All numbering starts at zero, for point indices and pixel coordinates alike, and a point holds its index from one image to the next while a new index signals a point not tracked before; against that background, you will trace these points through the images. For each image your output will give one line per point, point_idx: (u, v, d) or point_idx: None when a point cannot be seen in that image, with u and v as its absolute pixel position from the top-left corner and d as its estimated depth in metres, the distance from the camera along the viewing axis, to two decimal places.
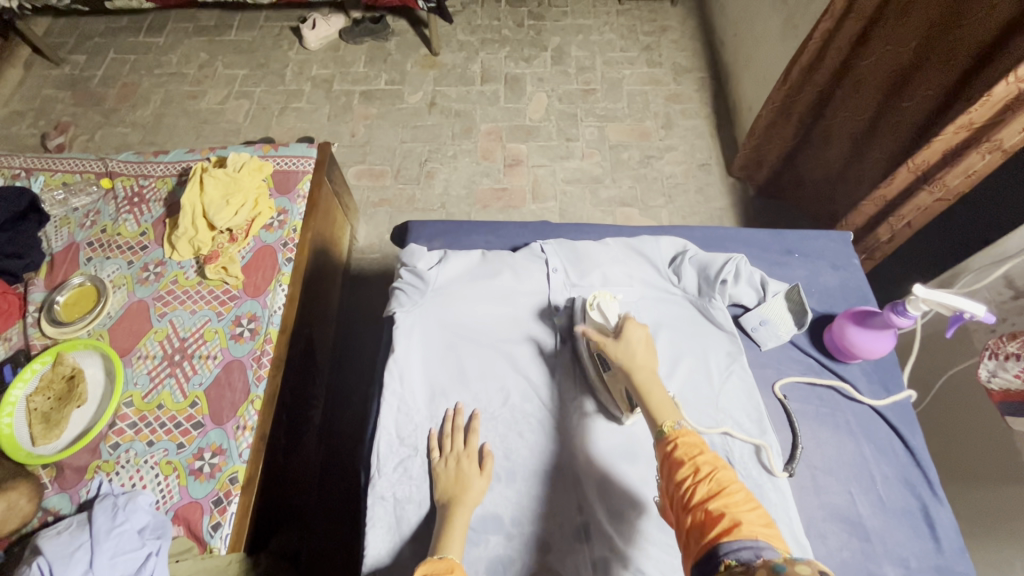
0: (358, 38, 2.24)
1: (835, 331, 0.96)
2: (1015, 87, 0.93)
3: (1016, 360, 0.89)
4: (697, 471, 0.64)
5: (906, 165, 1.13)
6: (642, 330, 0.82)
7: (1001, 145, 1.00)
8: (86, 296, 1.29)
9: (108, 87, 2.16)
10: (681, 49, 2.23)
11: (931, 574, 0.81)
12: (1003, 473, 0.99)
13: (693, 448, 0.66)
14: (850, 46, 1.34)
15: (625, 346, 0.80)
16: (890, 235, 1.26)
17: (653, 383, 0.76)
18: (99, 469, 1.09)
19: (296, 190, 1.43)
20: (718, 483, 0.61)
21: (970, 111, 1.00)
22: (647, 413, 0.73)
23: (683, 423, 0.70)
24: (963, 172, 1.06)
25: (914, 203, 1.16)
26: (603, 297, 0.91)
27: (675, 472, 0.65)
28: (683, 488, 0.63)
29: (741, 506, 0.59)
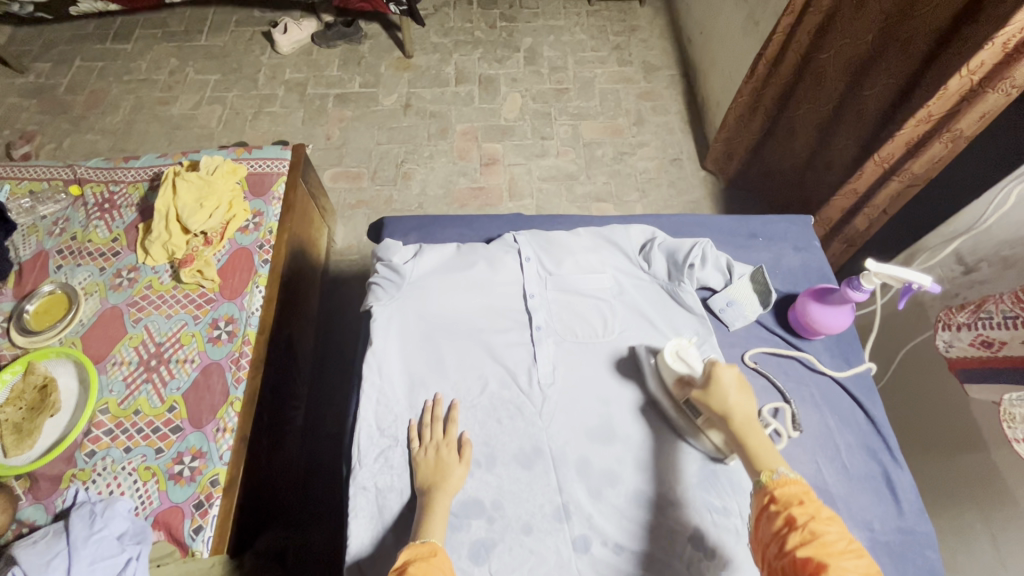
0: (331, 42, 2.24)
1: (798, 310, 1.00)
2: (967, 80, 0.98)
3: (968, 329, 0.94)
4: (791, 521, 0.62)
5: (873, 159, 1.16)
6: (732, 371, 0.80)
7: (961, 134, 1.04)
8: (57, 304, 1.27)
9: (75, 95, 2.12)
10: (650, 48, 2.28)
11: (895, 535, 0.85)
12: (961, 439, 1.04)
13: (792, 497, 0.65)
14: (810, 39, 1.40)
15: (716, 393, 0.78)
16: (867, 224, 1.28)
17: (749, 430, 0.74)
18: (75, 478, 1.07)
19: (271, 192, 1.42)
20: (811, 532, 0.60)
21: (928, 104, 1.03)
22: (745, 458, 0.72)
23: (782, 471, 0.68)
24: (927, 161, 1.10)
25: (884, 192, 1.19)
26: (682, 345, 0.88)
27: (770, 524, 0.64)
28: (778, 539, 0.62)
29: (839, 556, 0.58)
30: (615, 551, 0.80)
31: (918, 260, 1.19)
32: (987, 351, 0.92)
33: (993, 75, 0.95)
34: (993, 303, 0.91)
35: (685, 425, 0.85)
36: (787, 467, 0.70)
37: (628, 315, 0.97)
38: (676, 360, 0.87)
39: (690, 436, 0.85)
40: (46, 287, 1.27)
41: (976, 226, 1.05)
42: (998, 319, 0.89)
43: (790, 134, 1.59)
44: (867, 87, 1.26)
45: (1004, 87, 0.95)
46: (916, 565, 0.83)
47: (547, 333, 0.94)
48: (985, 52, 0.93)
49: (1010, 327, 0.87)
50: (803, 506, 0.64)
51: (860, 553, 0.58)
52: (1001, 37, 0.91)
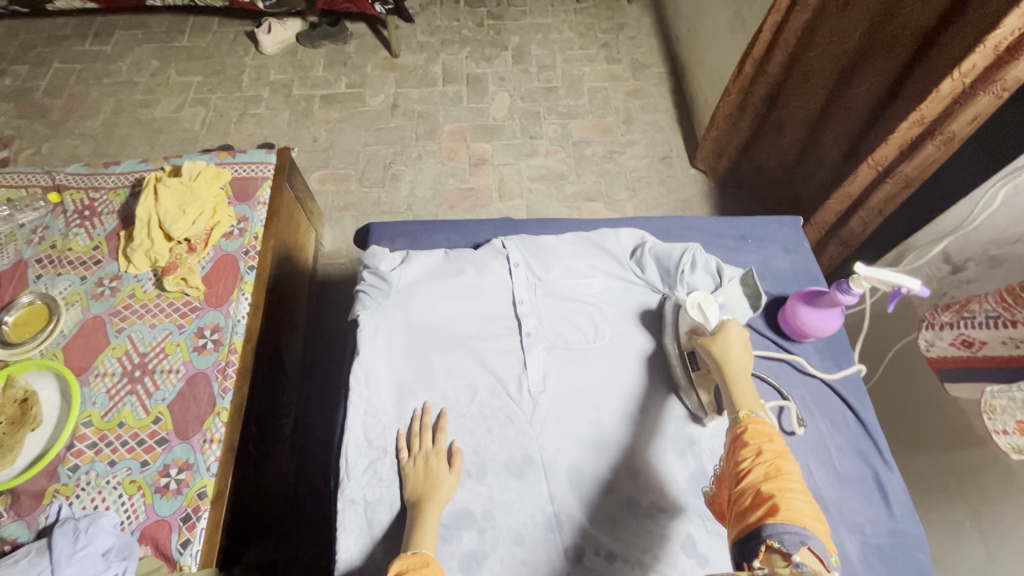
0: (317, 42, 2.21)
1: (788, 312, 1.00)
2: (959, 82, 0.97)
3: (950, 328, 0.95)
4: (758, 454, 0.65)
5: (866, 162, 1.17)
6: (743, 331, 0.82)
7: (953, 136, 1.03)
8: (37, 315, 1.24)
9: (54, 98, 2.08)
10: (638, 46, 2.27)
11: (886, 538, 0.85)
12: (951, 439, 1.05)
13: (764, 436, 0.67)
14: (797, 38, 1.39)
15: (721, 342, 0.80)
16: (862, 226, 1.29)
17: (742, 377, 0.76)
18: (58, 493, 1.05)
19: (256, 197, 1.40)
20: (775, 467, 0.63)
21: (921, 107, 1.03)
22: (728, 399, 0.74)
23: (760, 413, 0.70)
24: (921, 163, 1.10)
25: (880, 195, 1.20)
26: (703, 297, 0.90)
27: (737, 453, 0.67)
28: (740, 466, 0.65)
29: (797, 493, 0.60)
30: (608, 561, 0.79)
31: (907, 258, 1.20)
32: (968, 351, 0.92)
33: (985, 77, 0.95)
34: (977, 303, 0.91)
35: (683, 380, 0.88)
36: (764, 412, 0.71)
37: (618, 319, 0.96)
38: (696, 310, 0.89)
39: (682, 391, 0.88)
40: (26, 296, 1.24)
41: (965, 225, 1.05)
42: (980, 319, 0.90)
43: (780, 132, 1.59)
44: (856, 85, 1.26)
45: (995, 89, 0.95)
46: (906, 566, 0.83)
47: (537, 340, 0.93)
48: (977, 54, 0.93)
49: (990, 327, 0.88)
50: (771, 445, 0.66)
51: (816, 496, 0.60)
52: (993, 39, 0.90)
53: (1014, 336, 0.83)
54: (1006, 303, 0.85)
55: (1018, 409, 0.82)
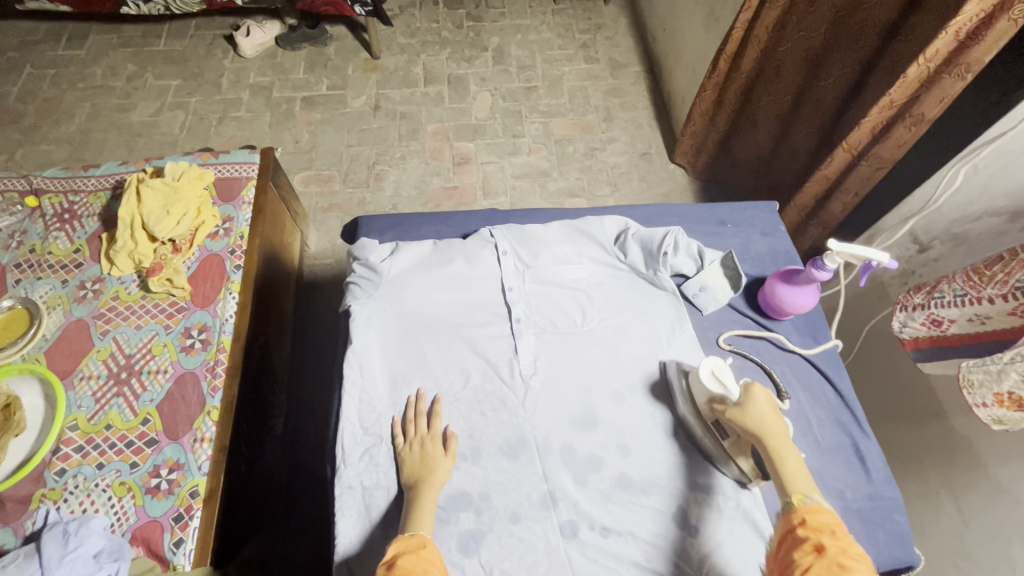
0: (296, 45, 2.20)
1: (767, 293, 1.03)
2: (925, 68, 1.01)
3: (921, 309, 1.00)
4: (819, 548, 0.63)
5: (842, 146, 1.21)
6: (768, 392, 0.80)
7: (922, 118, 1.08)
8: (17, 320, 1.21)
9: (26, 104, 2.04)
10: (616, 45, 2.32)
11: (866, 502, 0.89)
12: (925, 409, 1.10)
13: (822, 525, 0.65)
14: (768, 34, 1.43)
15: (752, 413, 0.77)
16: (841, 209, 1.33)
17: (787, 451, 0.74)
18: (45, 498, 1.03)
19: (241, 196, 1.40)
20: (839, 564, 0.61)
21: (890, 92, 1.07)
22: (777, 481, 0.72)
23: (814, 498, 0.69)
24: (894, 143, 1.14)
25: (856, 176, 1.24)
26: (718, 365, 0.86)
27: (794, 545, 0.65)
28: (800, 562, 0.63)
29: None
30: (602, 534, 0.81)
31: (878, 240, 1.25)
32: (938, 330, 0.98)
33: (949, 61, 0.99)
34: (945, 284, 0.96)
35: (714, 449, 0.84)
36: (819, 495, 0.70)
37: (605, 303, 0.99)
38: (712, 380, 0.85)
39: (721, 463, 0.84)
40: (8, 300, 1.22)
41: (929, 206, 1.10)
42: (949, 299, 0.95)
43: (753, 125, 1.64)
44: (823, 78, 1.32)
45: (959, 72, 0.98)
46: (886, 529, 0.87)
47: (527, 325, 0.95)
48: (940, 41, 0.96)
49: (959, 305, 0.93)
50: (834, 538, 0.64)
51: None
52: (953, 26, 0.94)
53: (980, 313, 0.90)
54: (972, 282, 0.91)
55: (995, 381, 0.84)
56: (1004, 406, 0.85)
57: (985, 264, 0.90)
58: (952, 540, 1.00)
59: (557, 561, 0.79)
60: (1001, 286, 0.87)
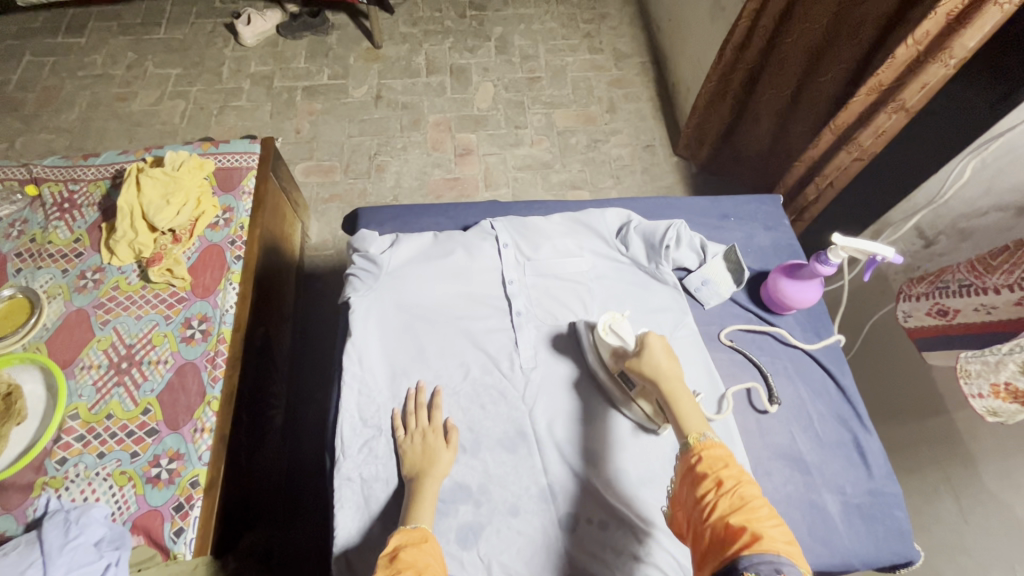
0: (298, 33, 2.18)
1: (770, 286, 1.03)
2: (913, 50, 1.01)
3: (926, 298, 1.01)
4: (718, 484, 0.65)
5: (828, 127, 1.22)
6: (662, 340, 0.81)
7: (904, 105, 1.07)
8: (18, 308, 1.21)
9: (26, 92, 2.03)
10: (620, 35, 2.29)
11: (866, 498, 0.89)
12: (927, 407, 1.09)
13: (716, 461, 0.67)
14: (774, 23, 1.39)
15: (648, 359, 0.79)
16: (816, 195, 1.35)
17: (681, 393, 0.75)
18: (46, 485, 1.03)
19: (241, 186, 1.39)
20: (739, 497, 0.63)
21: (877, 74, 1.07)
22: (674, 421, 0.74)
23: (708, 435, 0.70)
24: (874, 131, 1.14)
25: (835, 163, 1.24)
26: (614, 318, 0.88)
27: (698, 482, 0.66)
28: (704, 500, 0.64)
29: (765, 522, 0.61)
30: (601, 527, 0.81)
31: (883, 235, 1.24)
32: (943, 319, 0.97)
33: (936, 46, 0.98)
34: (950, 273, 0.97)
35: (619, 395, 0.86)
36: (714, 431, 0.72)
37: (606, 297, 0.98)
38: (611, 334, 0.86)
39: (623, 406, 0.87)
40: (8, 290, 1.21)
41: (936, 201, 1.09)
42: (953, 288, 0.95)
43: (757, 119, 1.61)
44: (825, 72, 1.29)
45: (943, 58, 0.98)
46: (885, 524, 0.87)
47: (527, 319, 0.95)
48: (929, 22, 0.96)
49: (964, 294, 0.93)
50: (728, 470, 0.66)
51: (782, 522, 0.61)
52: (943, 7, 0.93)
53: (986, 302, 0.89)
54: (977, 272, 0.91)
55: (992, 372, 0.84)
56: (998, 396, 0.84)
57: (992, 254, 0.90)
58: (951, 536, 1.00)
59: (555, 555, 0.79)
60: (1005, 275, 0.86)
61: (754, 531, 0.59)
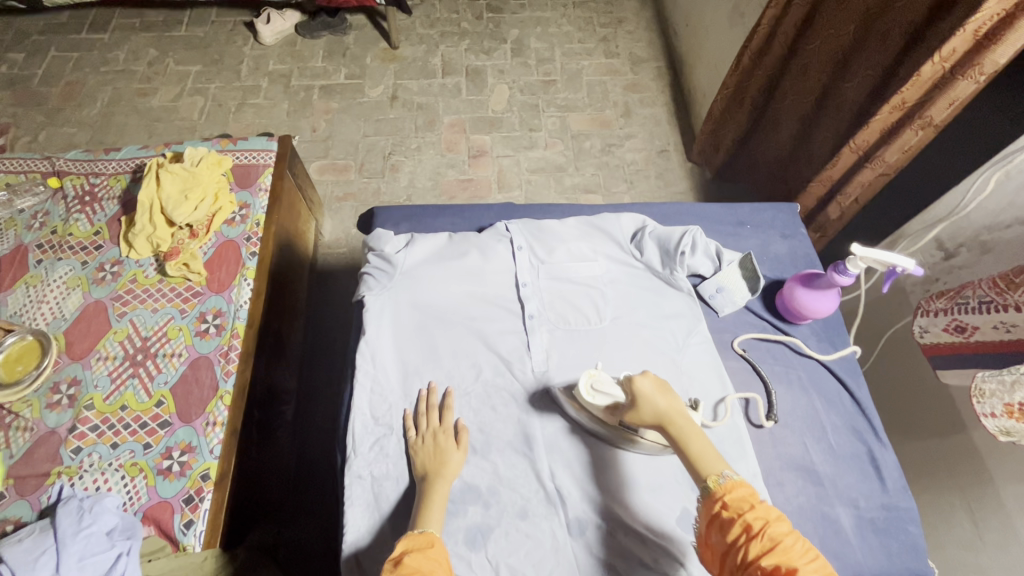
0: (316, 33, 2.20)
1: (785, 295, 1.02)
2: (938, 67, 0.99)
3: (944, 314, 0.98)
4: (747, 529, 0.64)
5: (848, 146, 1.19)
6: (650, 379, 0.78)
7: (932, 121, 1.06)
8: (27, 353, 1.16)
9: (50, 86, 2.07)
10: (637, 40, 2.28)
11: (880, 512, 0.87)
12: (943, 420, 1.08)
13: (741, 502, 0.66)
14: (796, 30, 1.39)
15: (645, 406, 0.76)
16: (839, 213, 1.32)
17: (689, 433, 0.74)
18: (61, 474, 1.05)
19: (258, 183, 1.41)
20: (771, 539, 0.62)
21: (902, 91, 1.05)
22: (689, 463, 0.72)
23: (728, 475, 0.69)
24: (899, 148, 1.12)
25: (858, 180, 1.22)
26: (593, 377, 0.82)
27: (727, 528, 0.65)
28: (736, 547, 0.63)
29: (802, 560, 0.60)
30: (609, 533, 0.81)
31: (901, 246, 1.22)
32: (961, 336, 0.96)
33: (965, 62, 0.96)
34: (970, 289, 0.94)
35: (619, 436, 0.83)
36: (731, 467, 0.71)
37: (620, 302, 0.98)
38: (592, 394, 0.81)
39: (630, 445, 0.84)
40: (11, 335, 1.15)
41: (956, 213, 1.08)
42: (973, 304, 0.93)
43: (775, 126, 1.59)
44: (847, 79, 1.26)
45: (973, 74, 0.97)
46: (900, 539, 0.86)
47: (540, 322, 0.95)
48: (956, 39, 0.94)
49: (983, 311, 0.91)
50: (754, 509, 0.65)
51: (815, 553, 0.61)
52: (972, 24, 0.92)
53: (1006, 321, 0.87)
54: (999, 289, 0.89)
55: (1007, 392, 0.83)
56: (1013, 417, 0.82)
57: (1014, 272, 0.87)
58: (968, 554, 0.98)
59: (563, 560, 0.79)
60: None
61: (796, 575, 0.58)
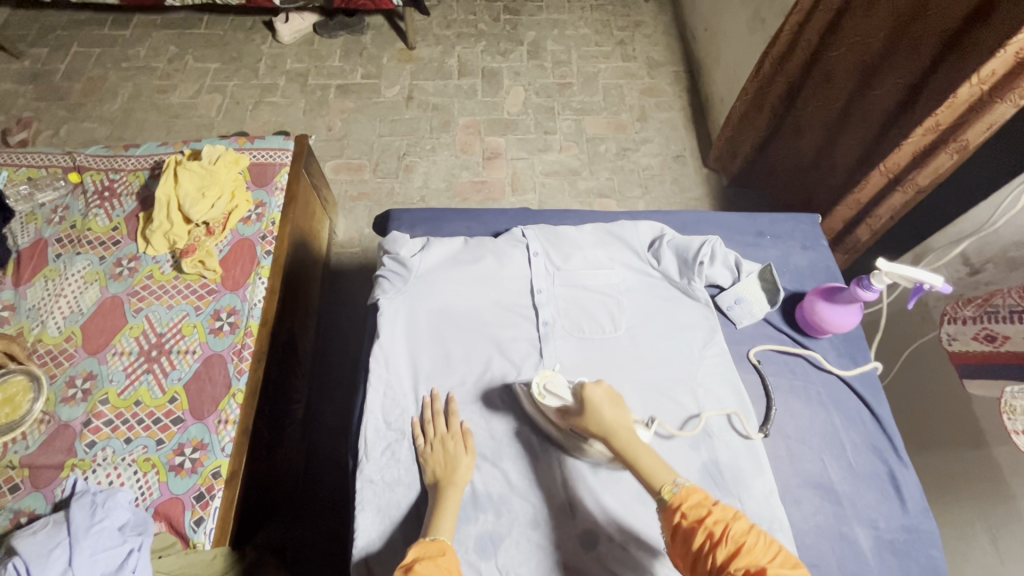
0: (333, 32, 2.21)
1: (806, 308, 1.00)
2: (976, 89, 0.98)
3: (975, 323, 0.97)
4: (711, 534, 0.63)
5: (878, 168, 1.18)
6: (602, 389, 0.77)
7: (966, 146, 1.04)
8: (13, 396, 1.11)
9: (72, 81, 2.09)
10: (654, 44, 2.27)
11: (899, 534, 0.85)
12: (964, 439, 1.05)
13: (698, 508, 0.66)
14: (819, 37, 1.37)
15: (593, 416, 0.75)
16: (870, 235, 1.31)
17: (637, 445, 0.73)
18: (75, 467, 1.06)
19: (274, 182, 1.41)
20: (735, 541, 0.62)
21: (936, 113, 1.04)
22: (641, 477, 0.71)
23: (681, 482, 0.69)
24: (933, 171, 1.11)
25: (889, 203, 1.21)
26: (548, 377, 0.83)
27: (690, 539, 0.64)
28: (704, 557, 0.62)
29: (765, 555, 0.61)
30: (623, 546, 0.79)
31: (925, 260, 1.20)
32: (991, 345, 0.94)
33: (1004, 85, 0.95)
34: (1000, 298, 0.94)
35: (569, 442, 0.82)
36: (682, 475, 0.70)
37: (636, 311, 0.96)
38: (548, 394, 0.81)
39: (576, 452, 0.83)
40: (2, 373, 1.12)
41: (985, 228, 1.06)
42: (1003, 313, 0.91)
43: (797, 133, 1.56)
44: (877, 86, 1.23)
45: (1013, 97, 0.95)
46: (920, 562, 0.84)
47: (555, 329, 0.94)
48: (996, 60, 0.93)
49: (1013, 322, 0.89)
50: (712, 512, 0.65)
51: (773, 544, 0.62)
52: (1013, 45, 0.91)
53: None
54: None
55: None
56: None
57: None
58: None
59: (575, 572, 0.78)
60: None
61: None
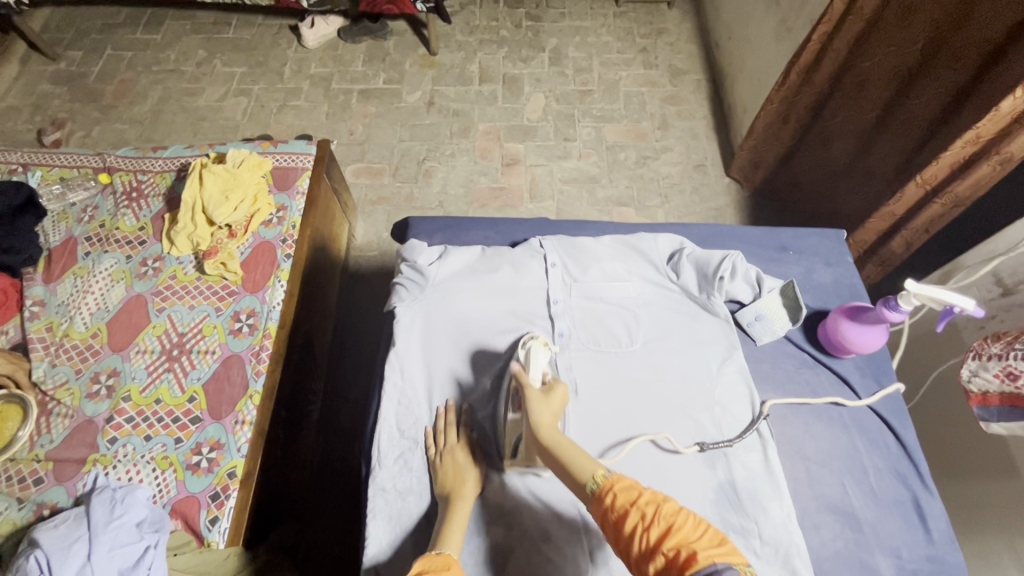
0: (357, 38, 2.24)
1: (829, 327, 0.98)
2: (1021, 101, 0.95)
3: (998, 359, 0.91)
4: (643, 516, 0.61)
5: (915, 180, 1.14)
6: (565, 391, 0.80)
7: (1011, 158, 1.02)
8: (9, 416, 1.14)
9: (105, 83, 2.15)
10: (677, 52, 2.25)
11: (923, 564, 0.83)
12: (993, 467, 1.02)
13: (629, 490, 0.64)
14: (847, 48, 1.36)
15: (545, 404, 0.77)
16: (905, 246, 1.27)
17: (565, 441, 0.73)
18: (97, 462, 1.08)
19: (296, 186, 1.43)
20: (665, 519, 0.59)
21: (978, 125, 1.01)
22: (569, 469, 0.70)
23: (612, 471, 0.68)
24: (974, 183, 1.08)
25: (925, 216, 1.18)
26: (536, 343, 0.86)
27: (621, 525, 0.62)
28: (636, 538, 0.60)
29: (696, 532, 0.58)
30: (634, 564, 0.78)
31: (954, 279, 1.16)
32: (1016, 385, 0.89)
33: None
34: None
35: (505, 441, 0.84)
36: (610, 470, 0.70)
37: (653, 326, 0.95)
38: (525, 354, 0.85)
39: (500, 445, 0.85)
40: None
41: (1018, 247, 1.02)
42: None
43: (824, 144, 1.54)
44: (914, 96, 1.20)
45: None
46: None
47: (571, 341, 0.93)
48: None
49: None
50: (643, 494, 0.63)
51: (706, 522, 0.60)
52: None
53: None
54: None
55: None
56: None
57: None
58: None
59: None
60: None
61: (693, 549, 0.56)
